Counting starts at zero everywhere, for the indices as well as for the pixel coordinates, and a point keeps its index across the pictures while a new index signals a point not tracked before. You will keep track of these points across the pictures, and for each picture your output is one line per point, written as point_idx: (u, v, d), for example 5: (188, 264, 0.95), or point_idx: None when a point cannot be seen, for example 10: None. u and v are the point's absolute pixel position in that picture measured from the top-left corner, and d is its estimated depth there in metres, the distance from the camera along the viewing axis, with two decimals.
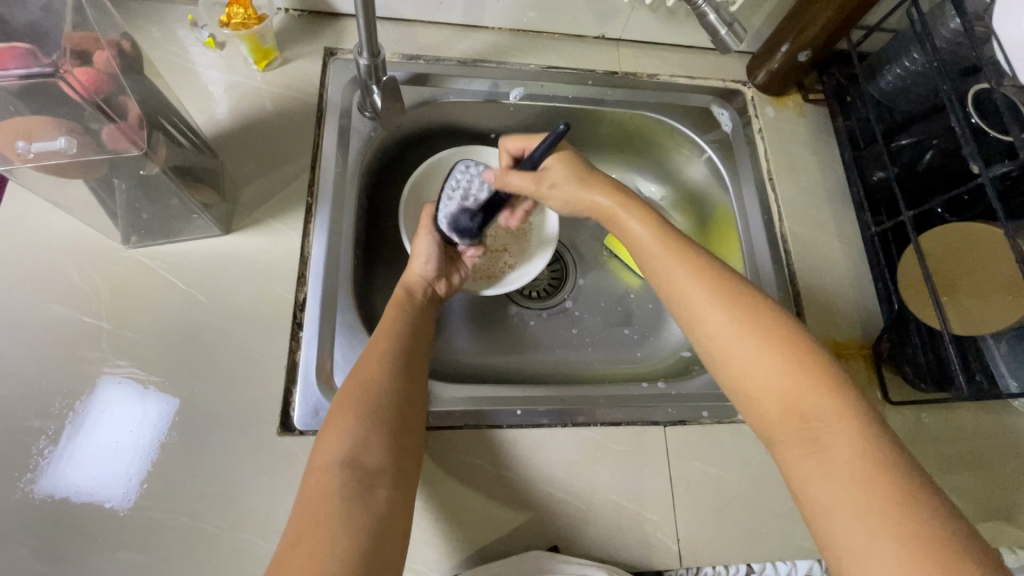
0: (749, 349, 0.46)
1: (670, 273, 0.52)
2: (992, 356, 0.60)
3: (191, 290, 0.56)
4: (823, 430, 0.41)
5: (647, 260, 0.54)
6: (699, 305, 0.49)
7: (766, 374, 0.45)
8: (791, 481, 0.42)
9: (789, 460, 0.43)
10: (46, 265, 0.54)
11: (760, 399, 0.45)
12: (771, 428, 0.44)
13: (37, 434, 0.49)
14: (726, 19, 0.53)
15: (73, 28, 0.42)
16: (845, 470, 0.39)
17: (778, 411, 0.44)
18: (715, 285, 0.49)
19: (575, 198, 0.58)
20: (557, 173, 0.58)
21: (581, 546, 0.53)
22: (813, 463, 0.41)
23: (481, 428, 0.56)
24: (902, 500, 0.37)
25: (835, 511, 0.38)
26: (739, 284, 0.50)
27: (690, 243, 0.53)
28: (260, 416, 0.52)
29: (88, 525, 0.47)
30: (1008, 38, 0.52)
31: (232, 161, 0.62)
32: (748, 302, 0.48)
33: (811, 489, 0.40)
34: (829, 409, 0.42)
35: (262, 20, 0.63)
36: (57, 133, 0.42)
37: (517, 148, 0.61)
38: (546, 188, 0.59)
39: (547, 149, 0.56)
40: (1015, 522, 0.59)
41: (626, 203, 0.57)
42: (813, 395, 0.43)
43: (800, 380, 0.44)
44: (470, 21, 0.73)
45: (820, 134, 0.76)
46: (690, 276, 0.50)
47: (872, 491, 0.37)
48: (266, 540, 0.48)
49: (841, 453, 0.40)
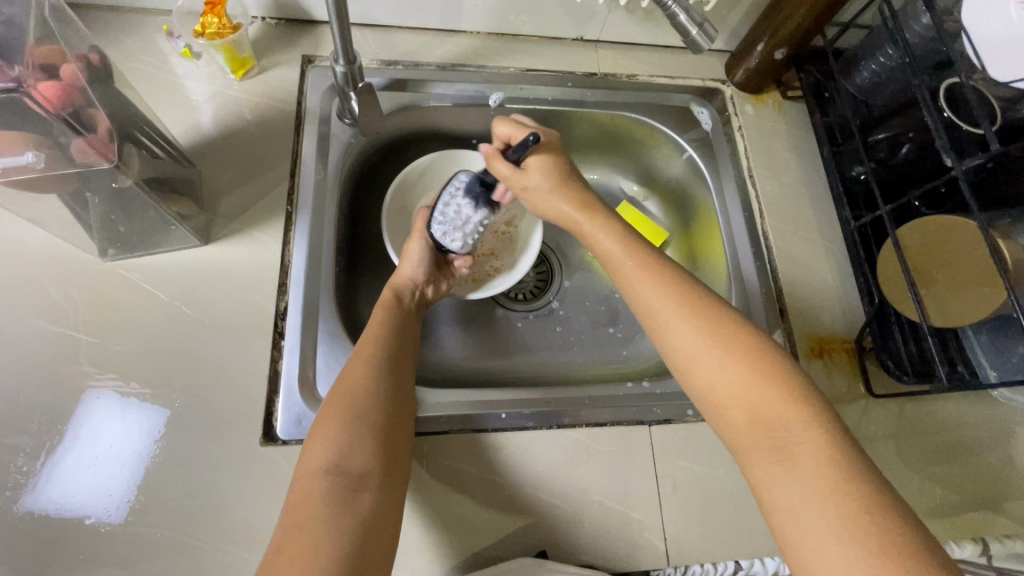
0: (716, 360, 0.46)
1: (639, 286, 0.52)
2: (973, 346, 0.60)
3: (171, 301, 0.55)
4: (791, 440, 0.42)
5: (614, 273, 0.54)
6: (667, 317, 0.49)
7: (736, 385, 0.45)
8: (759, 491, 0.42)
9: (756, 470, 0.43)
10: (22, 280, 0.53)
11: (728, 410, 0.45)
12: (739, 438, 0.45)
13: (14, 451, 0.48)
14: (697, 19, 0.53)
15: (37, 42, 0.42)
16: (813, 479, 0.39)
17: (747, 421, 0.44)
18: (683, 298, 0.50)
19: (546, 201, 0.59)
20: (534, 176, 0.58)
21: (568, 549, 0.53)
22: (780, 472, 0.41)
23: (468, 432, 0.56)
24: (868, 509, 0.37)
25: (801, 520, 0.39)
26: (705, 296, 0.50)
27: (659, 257, 0.54)
28: (243, 426, 0.52)
29: (70, 540, 0.46)
30: (975, 31, 0.54)
31: (211, 170, 0.61)
32: (715, 316, 0.48)
33: (778, 497, 0.41)
34: (796, 419, 0.42)
35: (237, 29, 0.62)
36: (23, 149, 0.42)
37: (507, 133, 0.60)
38: (520, 186, 0.60)
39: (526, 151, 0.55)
40: (999, 512, 0.59)
41: (593, 217, 0.57)
42: (780, 407, 0.43)
43: (767, 391, 0.44)
44: (448, 25, 0.73)
45: (799, 131, 0.76)
46: (656, 288, 0.51)
47: (839, 500, 0.38)
48: (250, 551, 0.48)
49: (809, 463, 0.40)
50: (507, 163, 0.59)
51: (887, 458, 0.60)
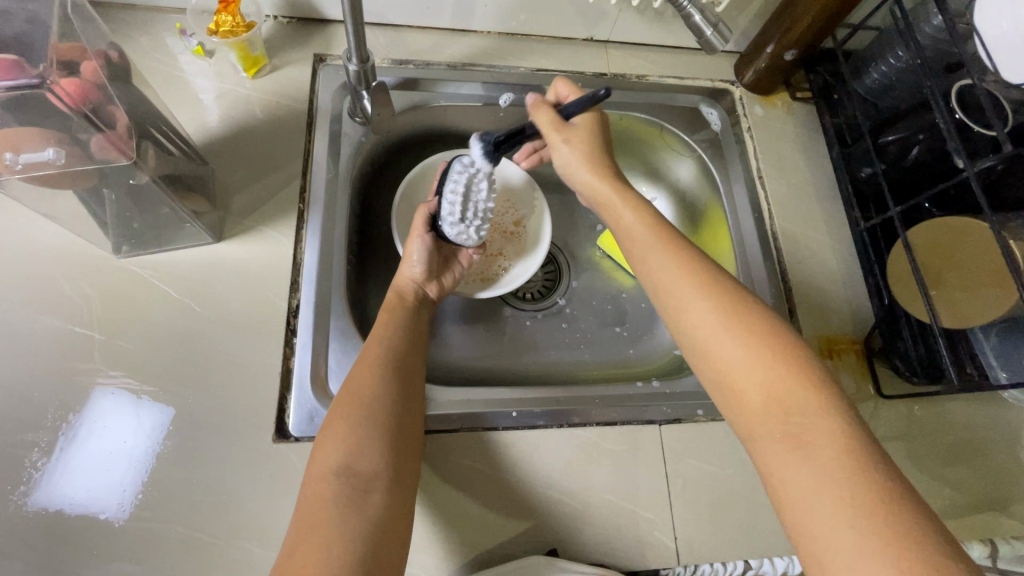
0: (735, 344, 0.46)
1: (660, 265, 0.53)
2: (982, 348, 0.60)
3: (185, 298, 0.56)
4: (805, 426, 0.42)
5: (637, 252, 0.56)
6: (688, 298, 0.50)
7: (752, 368, 0.45)
8: (770, 480, 0.43)
9: (767, 456, 0.43)
10: (36, 278, 0.54)
11: (744, 395, 0.45)
12: (753, 424, 0.45)
13: (29, 447, 0.48)
14: (711, 20, 0.53)
15: (59, 38, 0.42)
16: (827, 468, 0.39)
17: (762, 407, 0.44)
18: (704, 280, 0.50)
19: (574, 168, 0.61)
20: (581, 129, 0.60)
21: (579, 548, 0.53)
22: (794, 461, 0.41)
23: (477, 431, 0.56)
24: (880, 499, 0.37)
25: (813, 510, 0.39)
26: (723, 279, 0.51)
27: (681, 238, 0.55)
28: (256, 424, 0.52)
29: (83, 536, 0.46)
30: (989, 32, 0.54)
31: (224, 168, 0.62)
32: (734, 299, 0.49)
33: (790, 486, 0.41)
34: (812, 407, 0.43)
35: (250, 27, 0.63)
36: (45, 144, 0.42)
37: (567, 92, 0.63)
38: (558, 138, 0.60)
39: (583, 105, 0.58)
40: (1008, 514, 0.59)
41: (627, 195, 0.59)
42: (798, 393, 0.43)
43: (784, 377, 0.44)
44: (459, 25, 0.73)
45: (807, 132, 0.77)
46: (678, 267, 0.52)
47: (852, 488, 0.38)
48: (263, 548, 0.48)
49: (823, 449, 0.40)
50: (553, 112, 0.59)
51: (896, 460, 0.60)
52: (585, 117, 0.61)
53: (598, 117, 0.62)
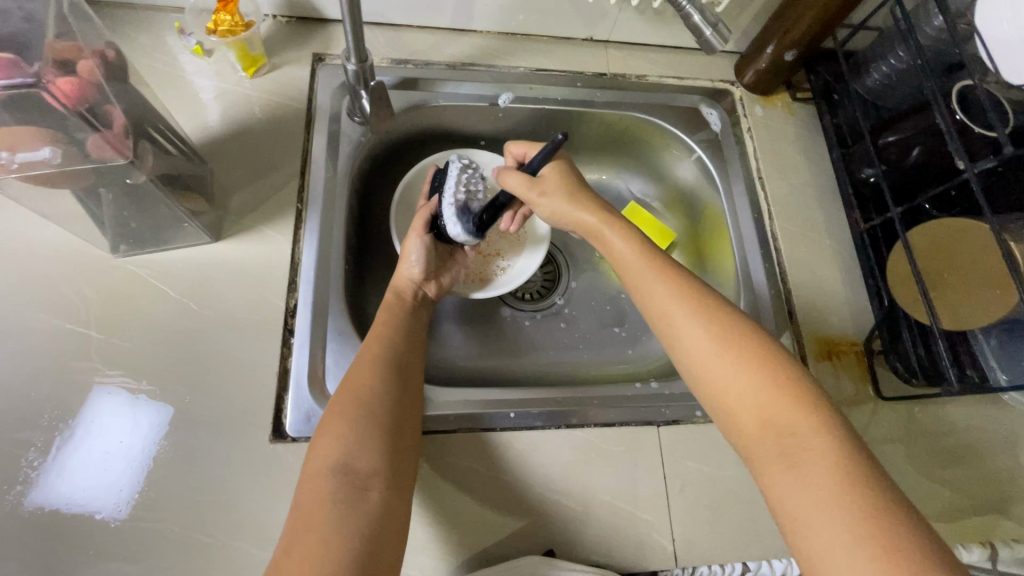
0: (728, 365, 0.46)
1: (650, 288, 0.53)
2: (982, 349, 0.59)
3: (182, 298, 0.55)
4: (799, 445, 0.42)
5: (626, 275, 0.55)
6: (678, 322, 0.50)
7: (745, 390, 0.45)
8: (768, 498, 0.42)
9: (765, 477, 0.43)
10: (34, 276, 0.54)
11: (739, 415, 0.45)
12: (750, 444, 0.45)
13: (26, 446, 0.48)
14: (710, 20, 0.53)
15: (55, 38, 0.42)
16: (821, 486, 0.39)
17: (757, 427, 0.44)
18: (694, 302, 0.50)
19: (560, 213, 0.60)
20: (551, 179, 0.60)
21: (576, 550, 0.53)
22: (790, 481, 0.41)
23: (474, 432, 0.56)
24: (874, 514, 0.37)
25: (810, 529, 0.38)
26: (712, 299, 0.51)
27: (668, 259, 0.55)
28: (253, 424, 0.52)
29: (79, 536, 0.46)
30: (990, 33, 0.54)
31: (222, 167, 0.61)
32: (725, 320, 0.49)
33: (788, 507, 0.40)
34: (806, 424, 0.43)
35: (249, 27, 0.63)
36: (42, 144, 0.42)
37: (521, 152, 0.65)
38: (536, 196, 0.60)
39: (544, 158, 0.58)
40: (1009, 517, 0.59)
41: (613, 222, 0.58)
42: (791, 412, 0.43)
43: (776, 397, 0.44)
44: (458, 24, 0.73)
45: (808, 132, 0.76)
46: (668, 289, 0.52)
47: (847, 505, 0.38)
48: (259, 548, 0.48)
49: (817, 468, 0.40)
50: (521, 175, 0.60)
51: (896, 462, 0.60)
52: (550, 166, 0.61)
53: (564, 160, 0.62)
